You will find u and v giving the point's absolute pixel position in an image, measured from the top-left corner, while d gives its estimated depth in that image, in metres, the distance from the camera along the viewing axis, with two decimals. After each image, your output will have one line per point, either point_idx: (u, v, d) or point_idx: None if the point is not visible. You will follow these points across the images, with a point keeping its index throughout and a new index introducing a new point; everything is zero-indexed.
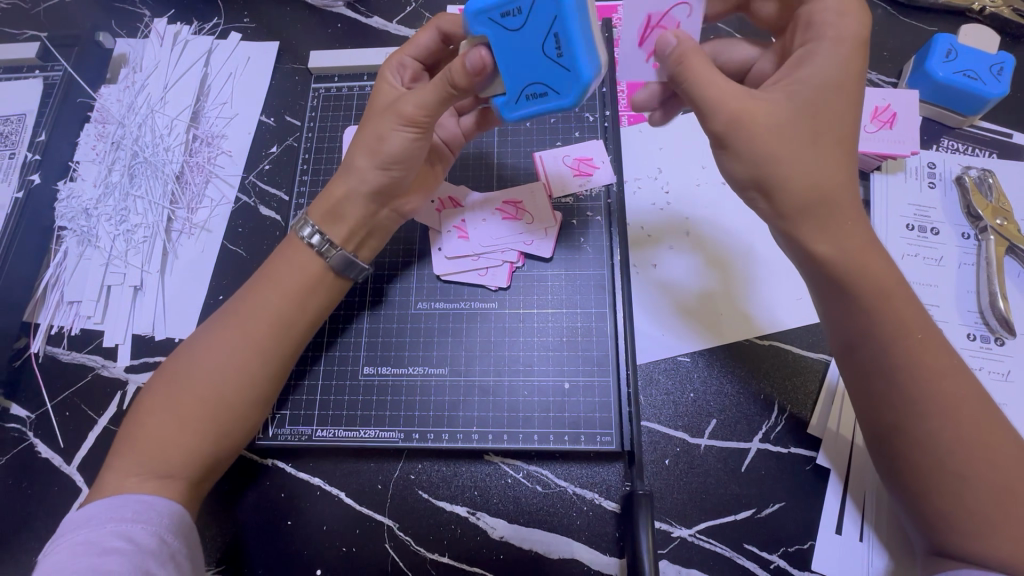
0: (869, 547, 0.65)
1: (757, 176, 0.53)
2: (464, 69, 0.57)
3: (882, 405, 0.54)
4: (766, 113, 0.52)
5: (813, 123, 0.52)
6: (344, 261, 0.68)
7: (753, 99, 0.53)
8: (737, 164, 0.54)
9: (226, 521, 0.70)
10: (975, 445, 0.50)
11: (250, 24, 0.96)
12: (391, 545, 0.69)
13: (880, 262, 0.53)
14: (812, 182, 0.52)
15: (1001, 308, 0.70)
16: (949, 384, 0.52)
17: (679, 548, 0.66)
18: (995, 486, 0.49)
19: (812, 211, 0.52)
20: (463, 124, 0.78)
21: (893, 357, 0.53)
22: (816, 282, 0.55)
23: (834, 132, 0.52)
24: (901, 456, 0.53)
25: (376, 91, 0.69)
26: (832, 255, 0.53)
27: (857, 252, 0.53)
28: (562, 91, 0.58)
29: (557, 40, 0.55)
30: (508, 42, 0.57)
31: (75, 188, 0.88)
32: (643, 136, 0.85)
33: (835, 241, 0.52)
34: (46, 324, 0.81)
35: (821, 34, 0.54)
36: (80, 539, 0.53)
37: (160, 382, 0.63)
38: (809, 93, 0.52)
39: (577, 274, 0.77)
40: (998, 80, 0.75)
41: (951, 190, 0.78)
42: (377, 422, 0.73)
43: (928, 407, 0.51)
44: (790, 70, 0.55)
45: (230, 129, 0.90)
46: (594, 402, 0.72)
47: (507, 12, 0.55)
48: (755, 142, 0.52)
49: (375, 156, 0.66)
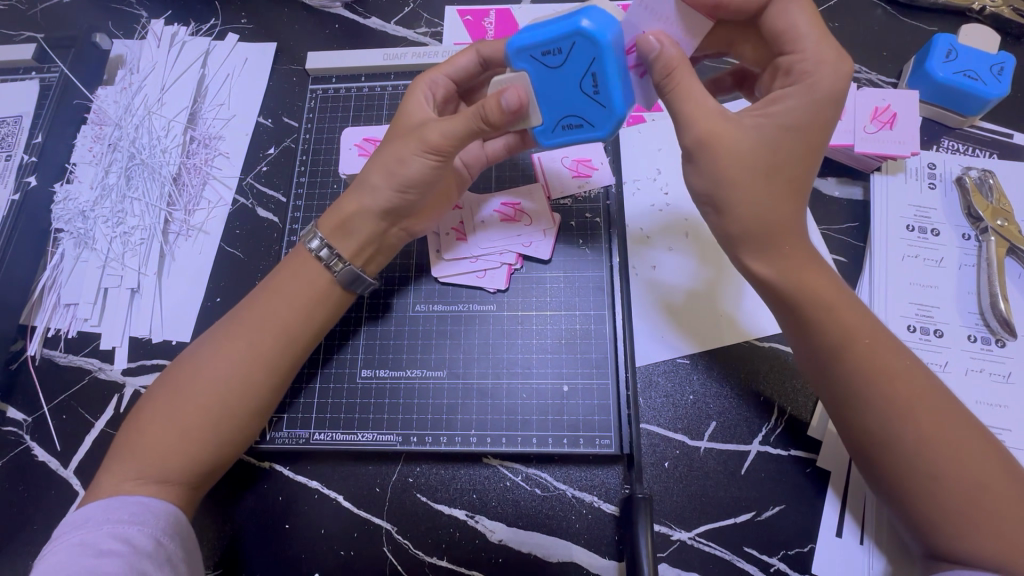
0: (869, 551, 0.64)
1: (712, 197, 0.55)
2: (499, 108, 0.55)
3: (847, 413, 0.54)
4: (733, 138, 0.53)
5: (774, 156, 0.53)
6: (351, 277, 0.68)
7: (725, 121, 0.53)
8: (699, 180, 0.55)
9: (223, 525, 0.70)
10: (940, 444, 0.50)
11: (248, 24, 0.96)
12: (388, 548, 0.69)
13: (817, 277, 0.55)
14: (762, 210, 0.54)
15: (1002, 309, 0.70)
16: (904, 385, 0.52)
17: (679, 551, 0.66)
18: (964, 484, 0.49)
19: (756, 239, 0.55)
20: (491, 149, 0.75)
21: (853, 364, 0.53)
22: (771, 299, 0.57)
23: (794, 171, 0.54)
24: (872, 461, 0.53)
25: (405, 108, 0.68)
26: (773, 278, 0.56)
27: (798, 273, 0.55)
28: (596, 124, 0.58)
29: (595, 79, 0.55)
30: (547, 79, 0.57)
31: (72, 190, 0.87)
32: (643, 137, 0.84)
33: (772, 264, 0.55)
34: (43, 327, 0.81)
35: (801, 80, 0.54)
36: (76, 541, 0.53)
37: (164, 389, 0.62)
38: (772, 130, 0.53)
39: (576, 276, 0.77)
40: (998, 81, 0.74)
41: (951, 191, 0.77)
42: (374, 425, 0.73)
43: (884, 410, 0.52)
44: (765, 103, 0.55)
45: (227, 131, 0.90)
46: (593, 405, 0.71)
47: (547, 51, 0.55)
48: (717, 167, 0.53)
49: (393, 180, 0.65)
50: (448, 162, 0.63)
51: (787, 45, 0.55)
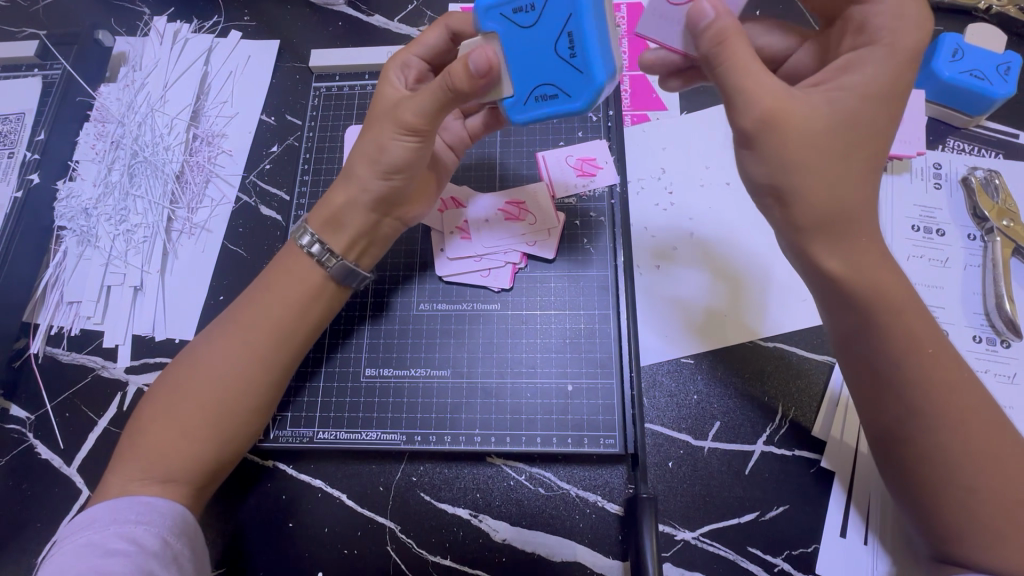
0: (873, 552, 0.64)
1: (778, 186, 0.51)
2: (467, 72, 0.54)
3: (893, 417, 0.53)
4: (803, 118, 0.50)
5: (846, 137, 0.50)
6: (344, 271, 0.67)
7: (790, 99, 0.50)
8: (759, 166, 0.52)
9: (227, 522, 0.70)
10: (983, 456, 0.50)
11: (251, 21, 0.95)
12: (393, 547, 0.68)
13: (890, 278, 0.52)
14: (833, 196, 0.51)
15: (1008, 310, 0.70)
16: (959, 399, 0.51)
17: (682, 551, 0.66)
18: (1004, 496, 0.49)
19: (828, 225, 0.51)
20: (470, 125, 0.77)
21: (916, 372, 0.51)
22: (832, 297, 0.54)
23: (864, 151, 0.51)
24: (906, 465, 0.53)
25: (379, 91, 0.67)
26: (844, 273, 0.52)
27: (871, 269, 0.52)
28: (572, 94, 0.57)
29: (571, 40, 0.55)
30: (517, 39, 0.57)
31: (74, 187, 0.87)
32: (647, 136, 0.84)
33: (845, 256, 0.52)
34: (46, 324, 0.80)
35: (876, 40, 0.52)
36: (82, 541, 0.53)
37: (163, 387, 0.63)
38: (847, 107, 0.51)
39: (580, 275, 0.77)
40: (1004, 80, 0.74)
41: (957, 191, 0.77)
42: (379, 423, 0.73)
43: (933, 420, 0.51)
44: (832, 78, 0.53)
45: (231, 128, 0.90)
46: (597, 404, 0.71)
47: (519, 8, 0.56)
48: (785, 145, 0.50)
49: (374, 167, 0.65)
50: (427, 140, 0.62)
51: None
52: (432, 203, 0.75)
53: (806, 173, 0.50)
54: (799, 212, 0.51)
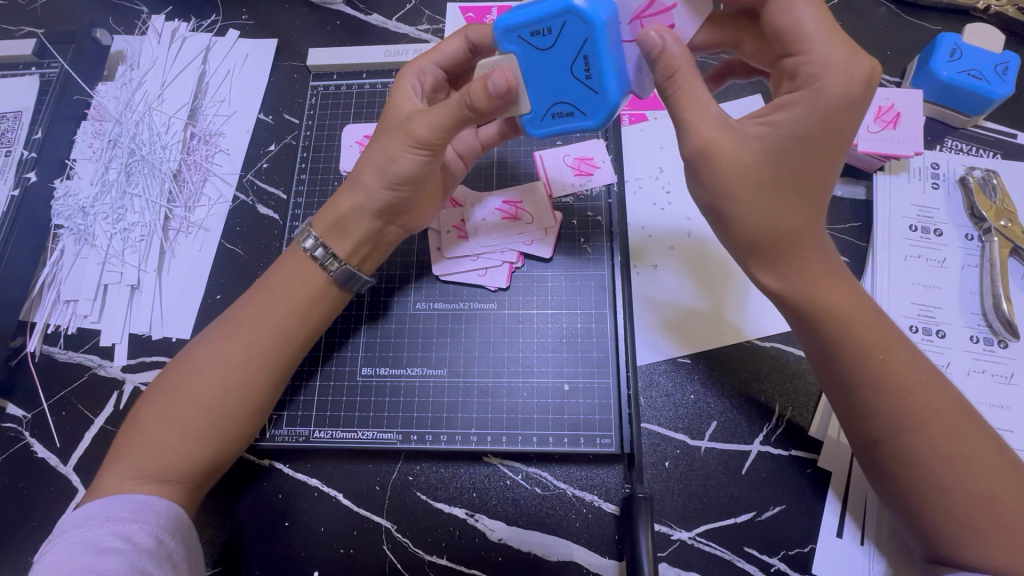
0: (869, 552, 0.64)
1: (716, 209, 0.55)
2: (485, 92, 0.54)
3: (861, 421, 0.53)
4: (734, 150, 0.51)
5: (779, 167, 0.51)
6: (346, 275, 0.67)
7: (724, 132, 0.52)
8: (700, 188, 0.55)
9: (223, 521, 0.70)
10: (959, 457, 0.50)
11: (249, 20, 0.95)
12: (388, 546, 0.68)
13: (835, 291, 0.54)
14: (767, 225, 0.53)
15: (1005, 310, 0.69)
16: (920, 400, 0.51)
17: (679, 550, 0.66)
18: (979, 494, 0.49)
19: (764, 248, 0.54)
20: (483, 134, 0.76)
21: (871, 374, 0.52)
22: (782, 307, 0.57)
23: (797, 182, 0.52)
24: (882, 468, 0.53)
25: (393, 100, 0.66)
26: (781, 288, 0.55)
27: (809, 284, 0.54)
28: (588, 112, 0.57)
29: (587, 61, 0.54)
30: (536, 61, 0.56)
31: (71, 186, 0.87)
32: (644, 136, 0.84)
33: (780, 276, 0.55)
34: (43, 323, 0.80)
35: (807, 85, 0.51)
36: (75, 539, 0.53)
37: (162, 387, 0.63)
38: (779, 140, 0.51)
39: (577, 275, 0.77)
40: (1003, 79, 0.74)
41: (955, 191, 0.77)
42: (375, 423, 0.73)
43: (897, 422, 0.51)
44: (767, 111, 0.53)
45: (228, 127, 0.89)
46: (594, 404, 0.71)
47: (537, 31, 0.54)
48: (720, 179, 0.52)
49: (382, 175, 0.64)
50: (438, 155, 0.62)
51: (792, 46, 0.51)
52: (438, 207, 0.75)
53: (744, 202, 0.52)
54: (751, 234, 0.54)
